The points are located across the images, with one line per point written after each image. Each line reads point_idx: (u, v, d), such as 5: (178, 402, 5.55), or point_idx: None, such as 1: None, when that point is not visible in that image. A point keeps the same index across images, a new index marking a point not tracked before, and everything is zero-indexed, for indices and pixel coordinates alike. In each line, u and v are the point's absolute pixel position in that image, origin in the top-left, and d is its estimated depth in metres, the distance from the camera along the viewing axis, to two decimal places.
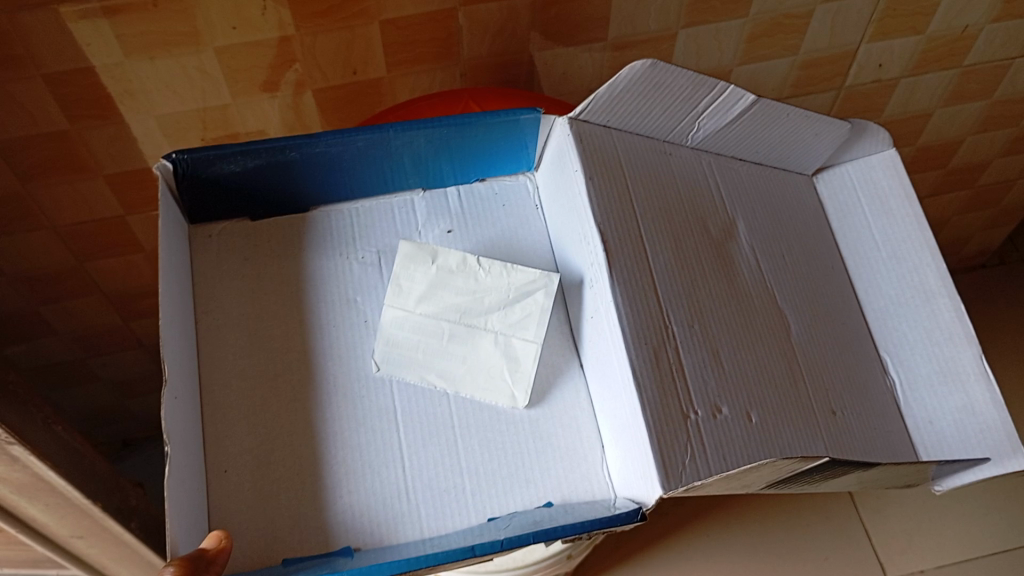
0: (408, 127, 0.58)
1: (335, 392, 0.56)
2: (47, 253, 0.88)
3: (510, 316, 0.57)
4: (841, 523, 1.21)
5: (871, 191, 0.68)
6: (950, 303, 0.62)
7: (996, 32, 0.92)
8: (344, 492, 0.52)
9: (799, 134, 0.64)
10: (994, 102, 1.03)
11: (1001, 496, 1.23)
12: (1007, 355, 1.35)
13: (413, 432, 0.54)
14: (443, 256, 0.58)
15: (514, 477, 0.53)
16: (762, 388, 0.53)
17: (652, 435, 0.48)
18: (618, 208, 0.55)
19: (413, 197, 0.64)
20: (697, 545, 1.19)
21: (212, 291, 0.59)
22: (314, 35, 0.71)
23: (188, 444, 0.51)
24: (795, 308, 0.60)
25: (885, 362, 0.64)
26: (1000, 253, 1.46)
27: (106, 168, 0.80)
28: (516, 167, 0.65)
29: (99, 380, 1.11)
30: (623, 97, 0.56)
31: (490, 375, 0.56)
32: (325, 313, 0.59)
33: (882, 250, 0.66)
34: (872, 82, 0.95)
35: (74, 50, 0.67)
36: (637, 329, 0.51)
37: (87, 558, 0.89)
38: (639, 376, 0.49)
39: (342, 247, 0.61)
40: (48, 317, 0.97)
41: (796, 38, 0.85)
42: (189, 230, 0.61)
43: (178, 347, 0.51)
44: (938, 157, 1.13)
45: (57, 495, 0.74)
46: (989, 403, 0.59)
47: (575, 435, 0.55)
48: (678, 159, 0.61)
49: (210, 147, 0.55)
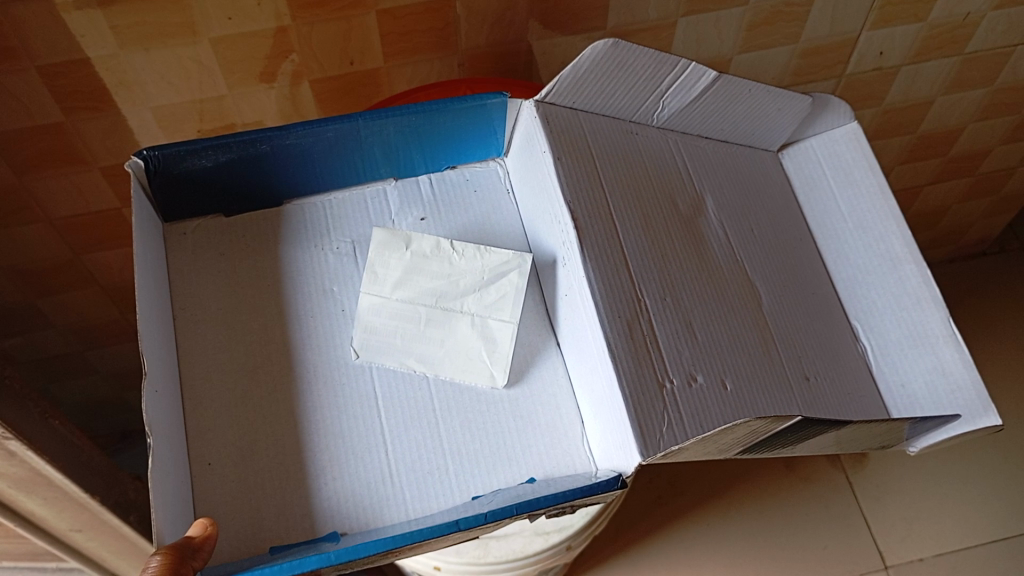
0: (376, 115, 0.58)
1: (313, 380, 0.55)
2: (43, 246, 0.87)
3: (485, 298, 0.56)
4: (840, 511, 1.21)
5: (836, 163, 0.67)
6: (918, 269, 0.62)
7: (998, 19, 0.91)
8: (330, 478, 0.52)
9: (762, 110, 0.64)
10: (995, 89, 1.02)
11: (1000, 483, 1.23)
12: (1007, 344, 1.34)
13: (394, 414, 0.54)
14: (416, 242, 0.58)
15: (496, 455, 0.53)
16: (734, 355, 0.53)
17: (629, 406, 0.48)
18: (589, 188, 0.55)
19: (386, 187, 0.63)
20: (698, 534, 1.19)
21: (192, 288, 0.58)
22: (311, 24, 0.71)
23: (174, 436, 0.51)
24: (766, 282, 0.59)
25: (857, 333, 0.63)
26: (1000, 241, 1.45)
27: (101, 160, 0.79)
28: (486, 152, 0.65)
29: (96, 373, 1.10)
30: (588, 79, 0.56)
31: (467, 357, 0.55)
32: (303, 304, 0.58)
33: (848, 221, 0.66)
34: (873, 70, 0.94)
35: (68, 42, 0.66)
36: (612, 305, 0.51)
37: (86, 551, 0.89)
38: (613, 348, 0.49)
39: (320, 238, 0.61)
40: (44, 310, 0.96)
41: (796, 26, 0.84)
42: (164, 229, 0.60)
43: (159, 344, 0.51)
44: (938, 145, 1.12)
45: (56, 489, 0.74)
46: (959, 363, 0.59)
47: (555, 412, 0.55)
48: (644, 139, 0.61)
49: (180, 142, 0.55)
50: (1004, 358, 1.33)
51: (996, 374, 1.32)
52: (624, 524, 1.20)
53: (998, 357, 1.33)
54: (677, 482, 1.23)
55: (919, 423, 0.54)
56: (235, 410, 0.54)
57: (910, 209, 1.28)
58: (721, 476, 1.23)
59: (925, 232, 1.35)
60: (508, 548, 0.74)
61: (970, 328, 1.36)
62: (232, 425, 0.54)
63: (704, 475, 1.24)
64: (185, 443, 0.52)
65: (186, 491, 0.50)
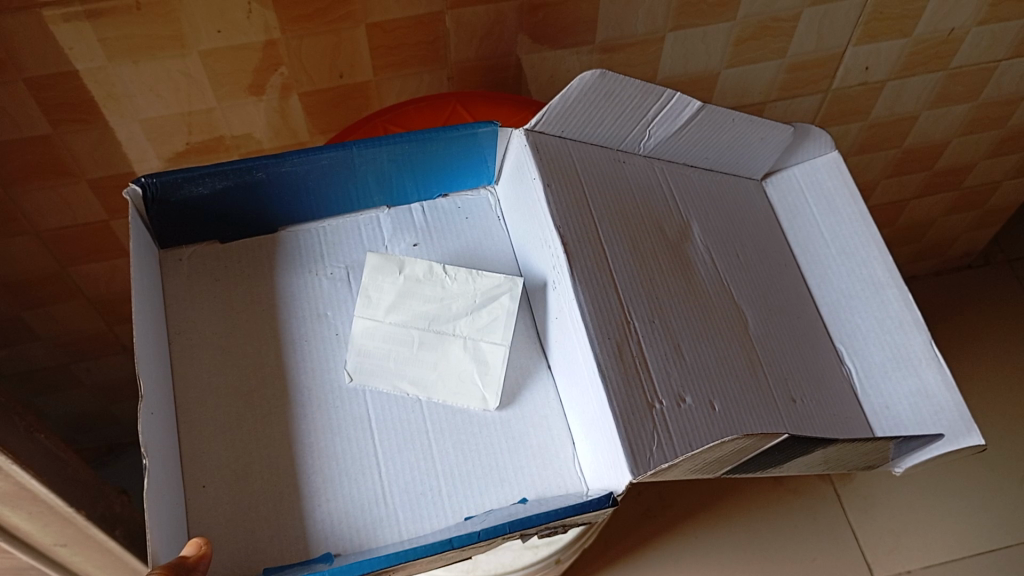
0: (371, 143, 0.58)
1: (306, 404, 0.55)
2: (29, 258, 0.87)
3: (478, 320, 0.56)
4: (828, 523, 1.22)
5: (818, 191, 0.68)
6: (898, 293, 0.63)
7: (982, 35, 0.92)
8: (322, 500, 0.52)
9: (745, 139, 0.64)
10: (980, 104, 1.03)
11: (986, 494, 1.24)
12: (990, 356, 1.35)
13: (388, 437, 0.54)
14: (410, 266, 0.58)
15: (488, 477, 0.53)
16: (722, 377, 0.53)
17: (619, 425, 0.48)
18: (575, 213, 0.55)
19: (379, 214, 0.63)
20: (687, 547, 1.19)
21: (186, 310, 0.58)
22: (301, 37, 0.71)
23: (168, 452, 0.50)
24: (752, 304, 0.60)
25: (842, 356, 0.64)
26: (985, 254, 1.46)
27: (89, 173, 0.79)
28: (476, 180, 0.65)
29: (82, 385, 1.10)
30: (577, 108, 0.56)
31: (459, 379, 0.55)
32: (296, 329, 0.58)
33: (832, 246, 0.66)
34: (859, 85, 0.95)
35: (56, 54, 0.66)
36: (600, 325, 0.51)
37: (70, 566, 0.88)
38: (604, 369, 0.49)
39: (313, 264, 0.61)
40: (30, 322, 0.95)
41: (783, 41, 0.85)
42: (160, 257, 0.60)
43: (153, 364, 0.51)
44: (924, 159, 1.13)
45: (42, 504, 0.74)
46: (941, 385, 0.59)
47: (547, 433, 0.55)
48: (631, 167, 0.61)
49: (178, 169, 0.55)
50: (989, 372, 1.34)
51: (980, 386, 1.33)
52: (613, 537, 1.20)
53: (982, 369, 1.34)
54: (667, 495, 1.23)
55: (901, 440, 0.54)
56: (227, 428, 0.54)
57: (896, 222, 1.28)
58: (711, 489, 1.23)
59: (911, 245, 1.36)
60: (498, 562, 0.74)
61: (957, 342, 1.36)
62: (224, 445, 0.54)
63: (694, 488, 1.24)
64: (177, 460, 0.52)
65: (179, 510, 0.50)
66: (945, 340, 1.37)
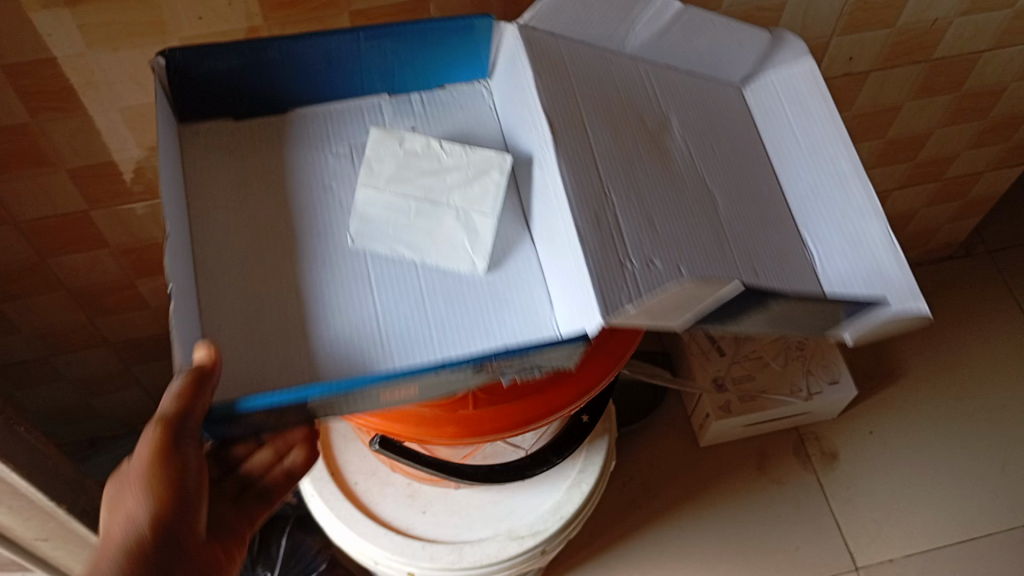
0: (373, 35, 0.60)
1: (315, 263, 0.58)
2: (7, 249, 0.86)
3: (469, 192, 0.58)
4: (811, 512, 1.22)
5: (793, 94, 0.66)
6: (862, 183, 0.61)
7: (964, 26, 0.92)
8: (321, 358, 0.55)
9: (726, 47, 0.64)
10: (962, 95, 1.04)
11: (966, 484, 1.25)
12: (970, 347, 1.37)
13: (389, 296, 0.57)
14: (407, 140, 0.59)
15: (475, 329, 0.56)
16: (692, 250, 0.55)
17: (592, 278, 0.51)
18: (558, 101, 0.57)
19: (379, 101, 0.65)
20: (671, 536, 1.19)
21: (208, 180, 0.61)
22: (283, 25, 0.70)
23: (187, 299, 0.54)
24: (721, 179, 0.61)
25: (807, 239, 0.62)
26: (967, 245, 1.47)
27: (69, 162, 0.78)
28: (470, 74, 0.66)
29: (62, 379, 1.08)
30: (568, 4, 0.58)
31: (456, 243, 0.57)
32: (302, 202, 0.61)
33: (803, 140, 0.65)
34: (842, 75, 0.95)
35: (34, 41, 0.65)
36: (579, 198, 0.54)
37: (50, 560, 0.88)
38: (580, 230, 0.52)
39: (318, 142, 0.63)
40: (8, 314, 0.94)
41: (768, 31, 0.85)
42: (184, 131, 0.63)
43: (175, 220, 0.54)
44: (907, 150, 1.13)
45: (22, 497, 0.75)
46: (895, 266, 0.59)
47: (528, 295, 0.57)
48: (616, 66, 0.62)
49: (197, 45, 0.57)
50: (971, 362, 1.35)
51: (961, 376, 1.34)
52: (598, 528, 1.20)
53: (963, 359, 1.35)
54: (650, 485, 1.23)
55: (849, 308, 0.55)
56: (247, 288, 0.58)
57: (879, 214, 1.28)
58: (694, 480, 1.24)
59: (893, 236, 1.36)
60: (483, 553, 0.81)
61: (939, 333, 1.38)
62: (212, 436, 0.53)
63: (678, 477, 1.24)
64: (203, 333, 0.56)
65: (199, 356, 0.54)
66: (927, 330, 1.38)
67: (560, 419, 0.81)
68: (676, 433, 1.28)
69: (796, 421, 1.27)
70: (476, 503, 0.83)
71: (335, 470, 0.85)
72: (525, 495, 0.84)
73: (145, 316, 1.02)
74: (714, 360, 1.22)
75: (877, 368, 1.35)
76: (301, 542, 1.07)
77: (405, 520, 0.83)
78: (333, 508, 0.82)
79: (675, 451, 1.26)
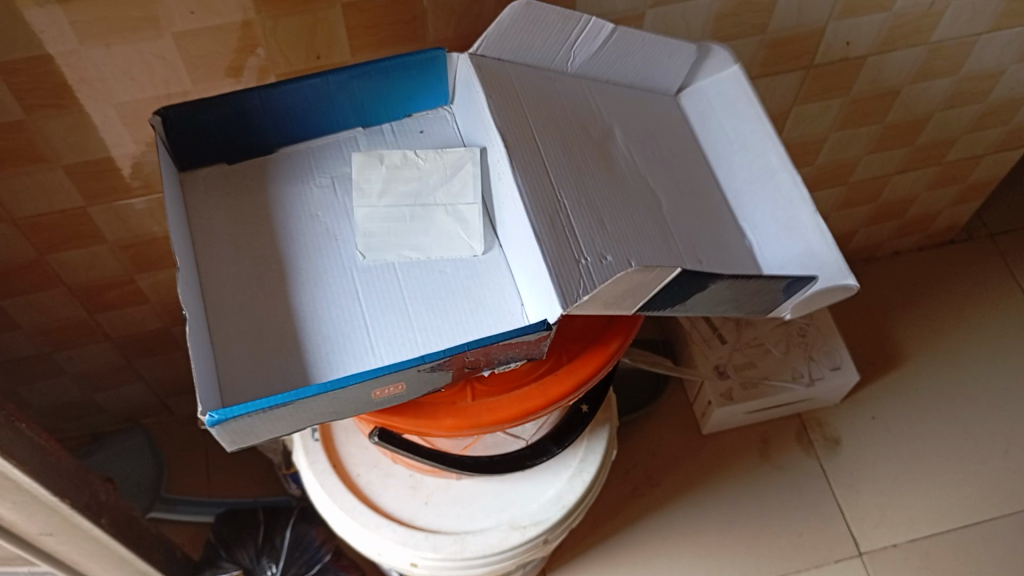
0: (345, 71, 0.65)
1: (302, 280, 0.63)
2: (6, 246, 0.86)
3: (451, 188, 0.64)
4: (814, 498, 1.22)
5: (723, 100, 0.71)
6: (790, 176, 0.67)
7: (962, 8, 0.92)
8: (316, 367, 0.60)
9: (655, 57, 0.69)
10: (962, 78, 1.03)
11: (970, 468, 1.24)
12: (973, 331, 1.36)
13: (372, 304, 0.62)
14: (388, 157, 0.66)
15: (454, 330, 0.61)
16: (639, 244, 0.61)
17: (552, 275, 0.56)
18: (510, 116, 0.63)
19: (356, 134, 0.69)
20: (675, 523, 1.20)
21: (206, 221, 0.65)
22: (276, 18, 0.70)
23: (198, 335, 0.58)
24: (665, 188, 0.66)
25: (745, 231, 0.69)
26: (968, 229, 1.47)
27: (65, 158, 0.78)
28: (433, 101, 0.70)
29: (64, 374, 1.09)
30: (511, 34, 0.63)
31: (449, 238, 0.64)
32: (293, 227, 0.65)
33: (735, 142, 0.70)
34: (840, 59, 0.95)
35: (27, 38, 0.65)
36: (535, 202, 0.59)
37: (58, 555, 0.88)
38: (539, 234, 0.58)
39: (305, 175, 0.68)
40: (9, 310, 0.94)
41: (764, 17, 0.85)
42: (182, 179, 0.66)
43: (183, 262, 0.59)
44: (906, 134, 1.12)
45: (24, 493, 0.74)
46: (824, 244, 0.65)
47: (500, 296, 0.62)
48: (562, 83, 0.67)
49: (191, 102, 0.62)
50: (973, 346, 1.35)
51: (963, 360, 1.34)
52: (601, 515, 1.20)
53: (966, 343, 1.35)
54: (653, 473, 1.23)
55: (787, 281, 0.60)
56: (243, 312, 0.62)
57: (878, 200, 1.28)
58: (697, 467, 1.24)
59: (894, 221, 1.35)
60: (485, 543, 0.81)
61: (941, 317, 1.37)
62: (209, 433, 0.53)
63: (681, 464, 1.24)
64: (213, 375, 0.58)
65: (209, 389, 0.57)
66: (928, 315, 1.38)
67: (561, 410, 0.81)
68: (678, 421, 1.28)
69: (798, 407, 1.27)
70: (478, 494, 0.84)
71: (337, 462, 0.85)
72: (527, 484, 0.84)
73: (146, 311, 1.03)
74: (716, 347, 1.21)
75: (879, 353, 1.34)
76: (304, 534, 1.07)
77: (407, 511, 0.83)
78: (335, 499, 0.83)
79: (677, 438, 1.26)
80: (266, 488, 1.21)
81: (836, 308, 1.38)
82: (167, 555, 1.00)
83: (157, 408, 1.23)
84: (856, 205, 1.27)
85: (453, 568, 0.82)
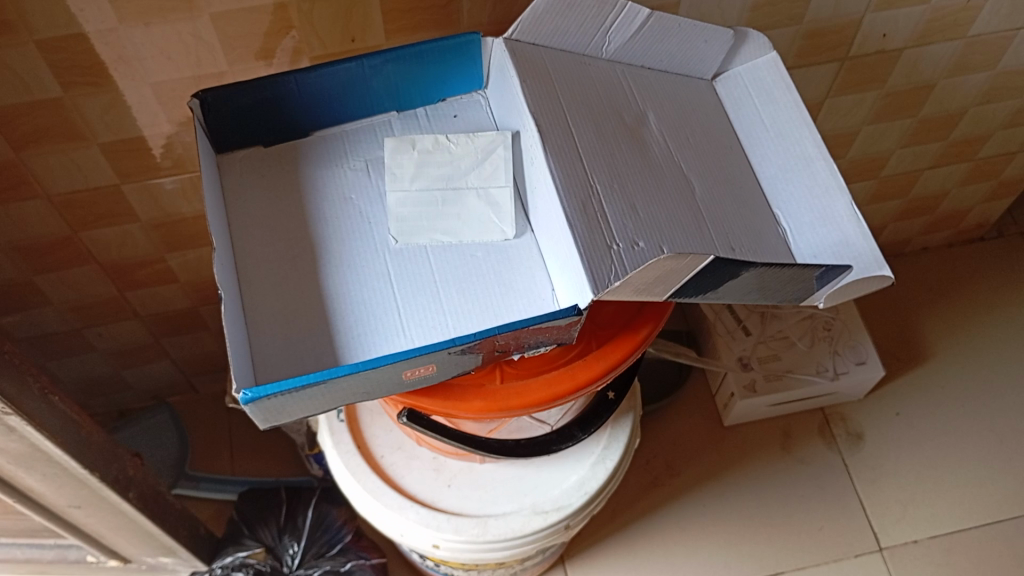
0: (381, 57, 0.65)
1: (334, 261, 0.64)
2: (40, 223, 0.87)
3: (483, 171, 0.65)
4: (836, 493, 1.22)
5: (758, 88, 0.71)
6: (826, 165, 0.67)
7: (1002, 2, 0.91)
8: (348, 348, 0.60)
9: (690, 43, 0.69)
10: (998, 73, 1.02)
11: (994, 467, 1.23)
12: (999, 329, 1.35)
13: (405, 286, 0.62)
14: (421, 141, 0.66)
15: (485, 314, 0.62)
16: (671, 230, 0.61)
17: (583, 259, 0.56)
18: (544, 101, 0.63)
19: (390, 118, 0.69)
20: (695, 515, 1.20)
21: (243, 204, 0.66)
22: (313, 0, 0.70)
23: (235, 316, 0.59)
24: (699, 176, 0.66)
25: (778, 219, 0.68)
26: (998, 226, 1.45)
27: (101, 137, 0.78)
28: (467, 85, 0.70)
29: (94, 351, 1.10)
30: (545, 18, 0.63)
31: (481, 222, 0.64)
32: (326, 209, 0.66)
33: (770, 130, 0.70)
34: (876, 52, 0.94)
35: (67, 15, 0.66)
36: (567, 186, 0.59)
37: (85, 526, 0.91)
38: (571, 218, 0.58)
39: (340, 158, 0.68)
40: (42, 286, 0.96)
41: (800, 7, 0.84)
42: (220, 162, 0.67)
43: (219, 242, 0.60)
44: (941, 129, 1.11)
45: (55, 465, 0.76)
46: (859, 235, 0.64)
47: (531, 280, 0.63)
48: (596, 69, 0.67)
49: (228, 85, 0.62)
50: (1000, 344, 1.34)
51: (989, 358, 1.33)
52: (621, 504, 1.20)
53: (992, 342, 1.34)
54: (673, 463, 1.23)
55: (821, 271, 0.59)
56: (278, 293, 0.63)
57: (908, 196, 1.27)
58: (718, 458, 1.24)
59: (924, 217, 1.33)
60: (507, 527, 0.81)
61: (968, 314, 1.36)
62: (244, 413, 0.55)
63: (702, 455, 1.24)
64: (248, 357, 0.59)
65: (245, 369, 0.58)
66: (954, 311, 1.37)
67: (586, 397, 0.81)
68: (700, 413, 1.28)
69: (822, 401, 1.26)
70: (502, 478, 0.84)
71: (361, 444, 0.86)
72: (550, 471, 0.84)
73: (176, 290, 1.04)
74: (740, 339, 1.21)
75: (904, 348, 1.34)
76: (326, 514, 1.08)
77: (430, 493, 0.83)
78: (359, 480, 0.83)
79: (699, 429, 1.26)
80: (289, 468, 1.23)
81: (863, 303, 1.37)
82: (192, 532, 1.01)
83: (183, 387, 1.25)
84: (885, 200, 1.26)
85: (475, 551, 0.82)
